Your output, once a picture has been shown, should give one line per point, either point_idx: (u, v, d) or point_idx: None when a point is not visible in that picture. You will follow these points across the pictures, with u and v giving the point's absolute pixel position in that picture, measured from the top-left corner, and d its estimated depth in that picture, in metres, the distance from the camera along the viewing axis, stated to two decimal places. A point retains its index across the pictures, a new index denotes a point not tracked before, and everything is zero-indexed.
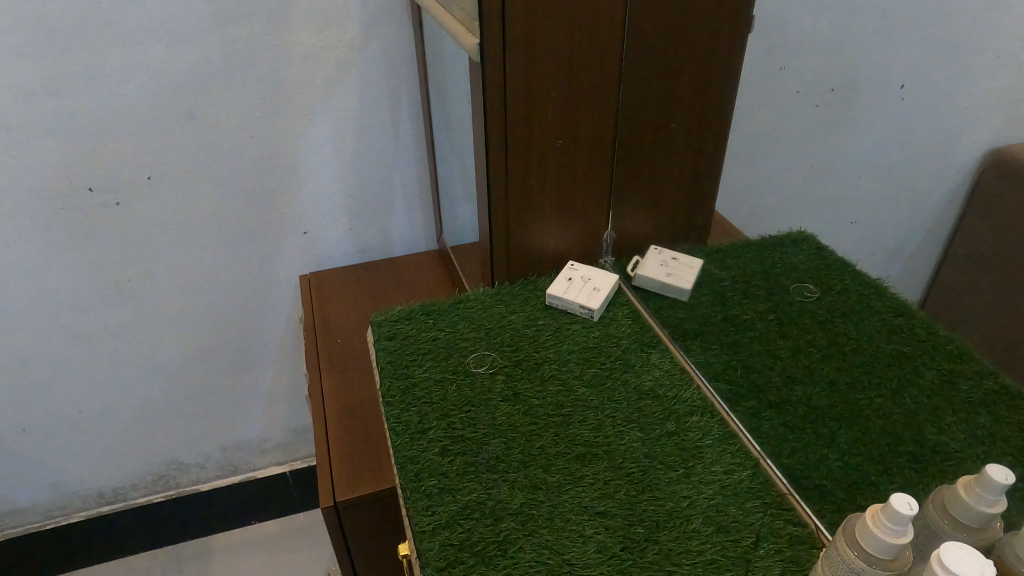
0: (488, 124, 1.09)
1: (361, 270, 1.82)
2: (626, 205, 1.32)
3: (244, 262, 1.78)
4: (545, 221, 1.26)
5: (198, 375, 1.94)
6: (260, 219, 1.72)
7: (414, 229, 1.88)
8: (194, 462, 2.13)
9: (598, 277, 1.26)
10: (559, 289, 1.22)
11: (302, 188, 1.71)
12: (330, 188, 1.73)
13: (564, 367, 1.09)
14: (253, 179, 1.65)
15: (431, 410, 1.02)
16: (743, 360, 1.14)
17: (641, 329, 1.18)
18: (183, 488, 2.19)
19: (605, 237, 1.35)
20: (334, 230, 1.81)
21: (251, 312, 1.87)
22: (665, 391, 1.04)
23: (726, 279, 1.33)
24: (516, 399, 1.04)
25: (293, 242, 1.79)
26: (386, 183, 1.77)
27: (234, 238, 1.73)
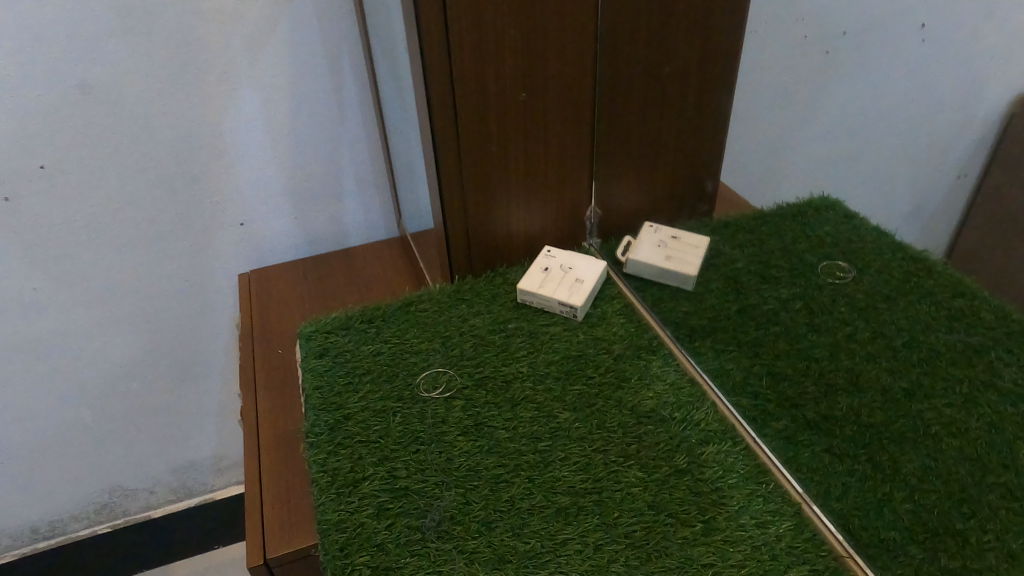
0: (427, 74, 0.82)
1: (310, 271, 1.53)
2: (615, 174, 1.05)
3: (172, 263, 1.51)
4: (513, 199, 0.99)
5: (132, 394, 1.69)
6: (185, 214, 1.45)
7: (370, 216, 1.62)
8: (138, 488, 1.89)
9: (583, 265, 1.00)
10: (533, 283, 0.97)
11: (232, 174, 1.44)
12: (266, 171, 1.46)
13: (541, 387, 0.85)
14: (169, 164, 1.38)
15: (368, 456, 0.78)
16: (769, 360, 0.88)
17: (636, 328, 0.93)
18: (130, 517, 1.94)
19: (590, 215, 1.08)
20: (275, 220, 1.54)
21: (189, 318, 1.62)
22: (672, 414, 0.80)
23: (740, 261, 1.06)
24: (479, 436, 0.79)
25: (229, 237, 1.53)
26: (331, 163, 1.50)
27: (155, 236, 1.47)
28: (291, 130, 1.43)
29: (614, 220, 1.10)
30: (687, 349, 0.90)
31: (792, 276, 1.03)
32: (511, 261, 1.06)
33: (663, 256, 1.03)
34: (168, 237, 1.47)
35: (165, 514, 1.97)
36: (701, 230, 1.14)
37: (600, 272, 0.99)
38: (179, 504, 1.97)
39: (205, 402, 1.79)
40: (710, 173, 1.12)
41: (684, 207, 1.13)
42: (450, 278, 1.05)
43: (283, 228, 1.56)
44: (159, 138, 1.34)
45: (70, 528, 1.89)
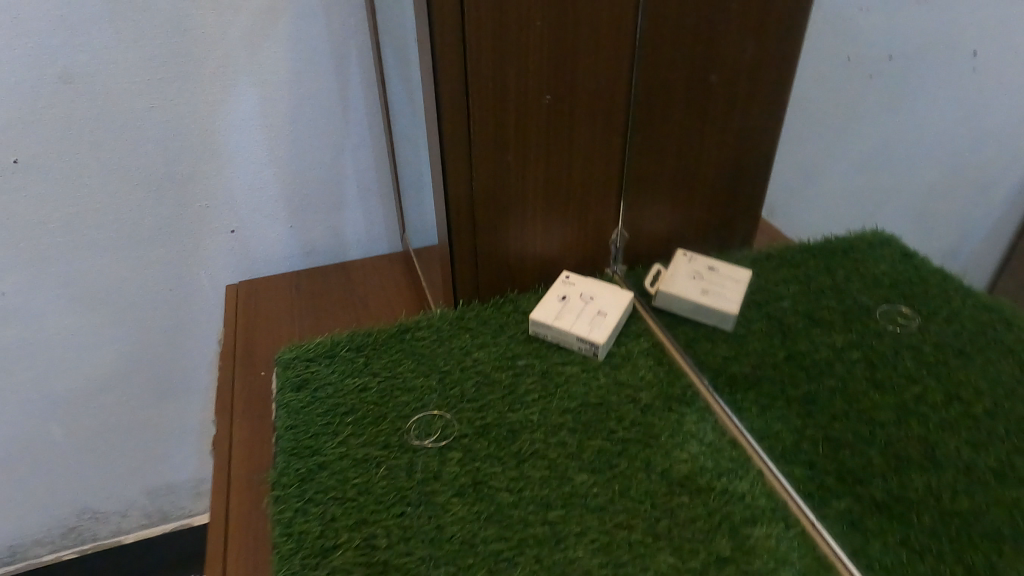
0: (438, 67, 0.70)
1: (304, 288, 1.29)
2: (646, 194, 0.91)
3: (156, 267, 1.27)
4: (529, 217, 0.87)
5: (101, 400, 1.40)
6: (168, 211, 1.21)
7: (372, 229, 1.39)
8: (108, 511, 1.59)
9: (605, 295, 0.87)
10: (547, 314, 0.84)
11: (226, 174, 1.21)
12: (262, 172, 1.23)
13: (553, 441, 0.71)
14: (151, 153, 1.14)
15: (342, 519, 0.65)
16: (825, 422, 0.74)
17: (666, 374, 0.79)
18: (94, 542, 1.63)
19: (614, 240, 0.94)
20: (270, 228, 1.31)
21: (173, 327, 1.37)
22: (709, 483, 0.67)
23: (786, 302, 0.92)
24: (477, 500, 0.66)
25: (219, 243, 1.29)
26: (334, 170, 1.29)
27: (135, 228, 1.21)
28: (293, 125, 1.20)
29: (642, 246, 0.96)
30: (727, 403, 0.76)
31: (846, 321, 0.89)
32: (522, 287, 0.93)
33: (698, 290, 0.90)
34: (151, 237, 1.23)
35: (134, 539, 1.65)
36: (740, 260, 0.98)
37: (626, 305, 0.86)
38: (150, 530, 1.65)
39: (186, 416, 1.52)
40: (752, 199, 0.98)
41: (723, 237, 0.99)
42: (452, 303, 0.92)
43: (278, 236, 1.33)
44: (140, 119, 1.10)
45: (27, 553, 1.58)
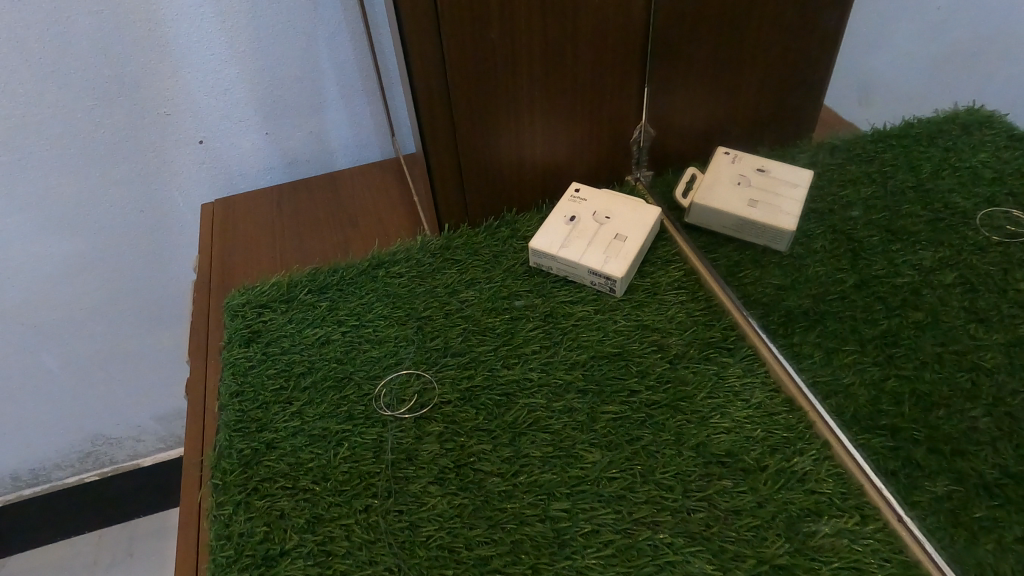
0: None
1: (287, 204, 0.94)
2: (676, 76, 0.70)
3: (115, 188, 0.92)
4: (524, 114, 0.67)
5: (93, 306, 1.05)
6: (106, 118, 0.86)
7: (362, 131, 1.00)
8: (121, 437, 1.28)
9: (625, 214, 0.69)
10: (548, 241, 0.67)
11: (172, 67, 0.84)
12: (219, 66, 0.87)
13: (557, 408, 0.56)
14: (61, 43, 0.79)
15: (292, 517, 0.52)
16: (913, 372, 0.56)
17: (702, 313, 0.63)
18: (113, 466, 1.33)
19: (636, 138, 0.74)
20: (243, 136, 0.94)
21: (160, 238, 1.00)
22: (759, 460, 0.52)
23: (856, 211, 0.73)
24: (461, 488, 0.52)
25: (184, 159, 0.94)
26: (310, 59, 0.90)
27: (77, 137, 0.86)
28: None
29: (671, 145, 0.76)
30: (783, 350, 0.60)
31: (935, 231, 0.69)
32: (521, 202, 0.75)
33: (743, 201, 0.71)
34: (99, 154, 0.89)
35: (153, 463, 1.34)
36: (794, 158, 0.78)
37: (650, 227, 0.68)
38: (171, 453, 1.35)
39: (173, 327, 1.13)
40: (816, 77, 0.75)
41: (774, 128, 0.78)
42: (437, 227, 0.74)
43: (255, 148, 0.96)
44: None
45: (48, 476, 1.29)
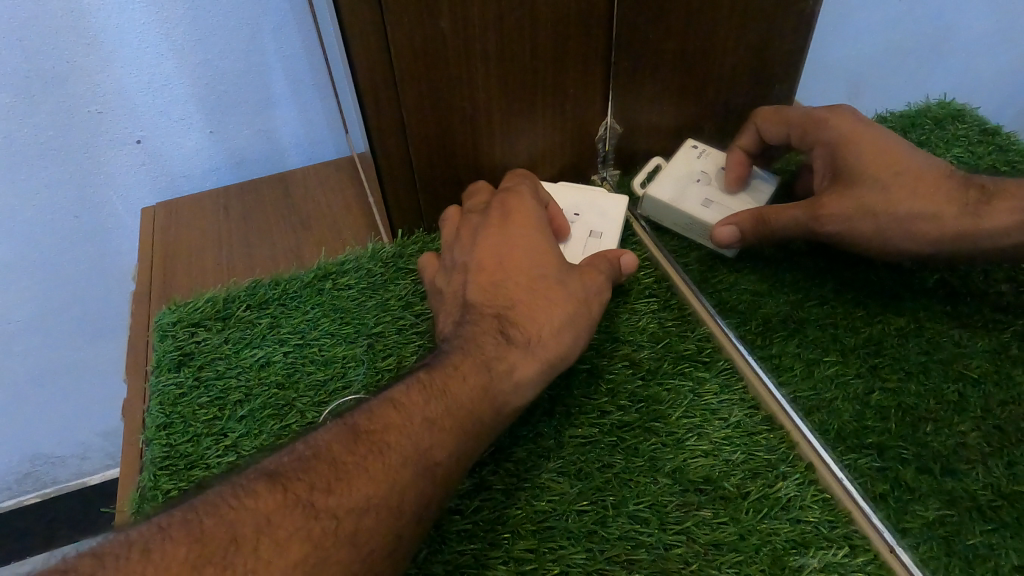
0: None
1: (234, 203, 0.85)
2: (643, 70, 0.66)
3: (40, 191, 0.84)
4: (482, 112, 0.62)
5: (19, 315, 0.95)
6: (26, 113, 0.77)
7: (313, 130, 0.91)
8: (63, 456, 1.17)
9: (598, 211, 0.65)
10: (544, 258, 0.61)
11: (98, 59, 0.77)
12: (153, 58, 0.78)
13: (522, 434, 0.52)
14: None
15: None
16: (898, 385, 0.53)
17: (675, 324, 0.59)
18: (55, 487, 1.21)
19: (602, 136, 0.70)
20: (183, 135, 0.86)
21: (90, 245, 0.91)
22: (739, 487, 0.48)
23: None
24: None
25: (117, 160, 0.85)
26: (253, 52, 0.82)
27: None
28: None
29: (640, 142, 0.72)
30: (761, 363, 0.56)
31: None
32: None
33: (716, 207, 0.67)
34: (23, 154, 0.80)
35: (99, 482, 1.23)
36: None
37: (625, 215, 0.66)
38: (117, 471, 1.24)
39: (111, 338, 1.03)
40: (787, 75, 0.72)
41: None
42: (391, 233, 0.69)
43: (198, 150, 0.88)
44: None
45: None
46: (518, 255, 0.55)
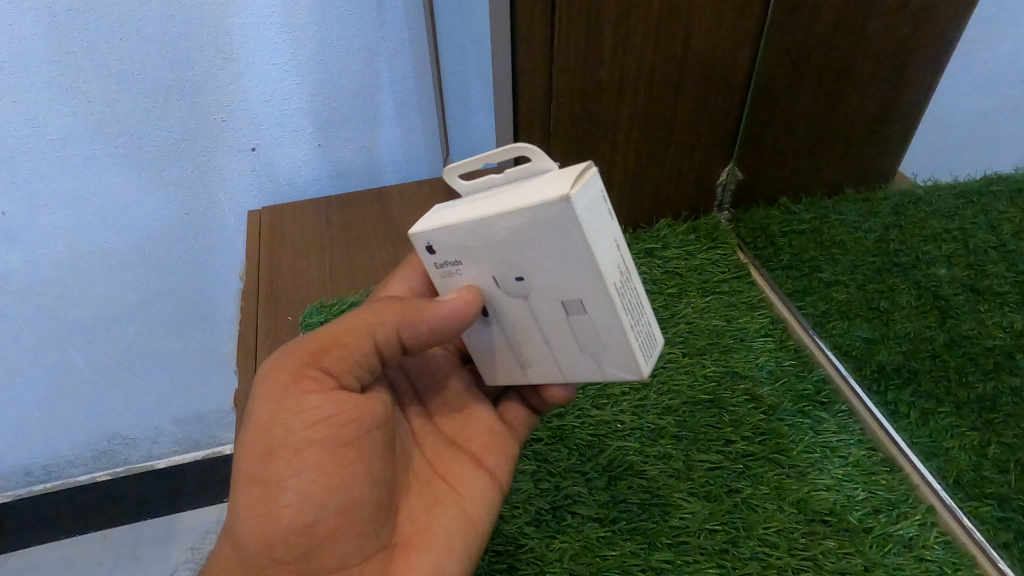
0: None
1: (336, 211, 0.82)
2: (767, 125, 0.71)
3: (155, 195, 0.79)
4: (620, 151, 0.66)
5: (112, 282, 0.85)
6: (148, 119, 0.73)
7: (413, 152, 0.85)
8: (137, 437, 1.04)
9: (555, 273, 0.33)
10: (489, 356, 0.41)
11: (232, 73, 0.73)
12: (278, 75, 0.74)
13: (653, 454, 0.56)
14: (124, 42, 0.68)
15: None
16: (1015, 441, 0.57)
17: (792, 364, 0.63)
18: (126, 466, 1.08)
19: (723, 181, 0.73)
20: (294, 147, 0.81)
21: (190, 241, 0.84)
22: (863, 522, 0.51)
23: (942, 269, 0.72)
24: (559, 531, 0.51)
25: (229, 170, 0.80)
26: (372, 74, 0.77)
27: (112, 133, 0.73)
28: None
29: (757, 188, 0.76)
30: (878, 407, 0.59)
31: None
32: None
33: None
34: (143, 159, 0.76)
35: (167, 467, 1.09)
36: (879, 209, 0.78)
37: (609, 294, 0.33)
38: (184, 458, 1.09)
39: (209, 312, 0.92)
40: (893, 140, 0.77)
41: (855, 179, 0.79)
42: None
43: (305, 161, 0.82)
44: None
45: (59, 476, 1.05)
46: (258, 480, 0.36)
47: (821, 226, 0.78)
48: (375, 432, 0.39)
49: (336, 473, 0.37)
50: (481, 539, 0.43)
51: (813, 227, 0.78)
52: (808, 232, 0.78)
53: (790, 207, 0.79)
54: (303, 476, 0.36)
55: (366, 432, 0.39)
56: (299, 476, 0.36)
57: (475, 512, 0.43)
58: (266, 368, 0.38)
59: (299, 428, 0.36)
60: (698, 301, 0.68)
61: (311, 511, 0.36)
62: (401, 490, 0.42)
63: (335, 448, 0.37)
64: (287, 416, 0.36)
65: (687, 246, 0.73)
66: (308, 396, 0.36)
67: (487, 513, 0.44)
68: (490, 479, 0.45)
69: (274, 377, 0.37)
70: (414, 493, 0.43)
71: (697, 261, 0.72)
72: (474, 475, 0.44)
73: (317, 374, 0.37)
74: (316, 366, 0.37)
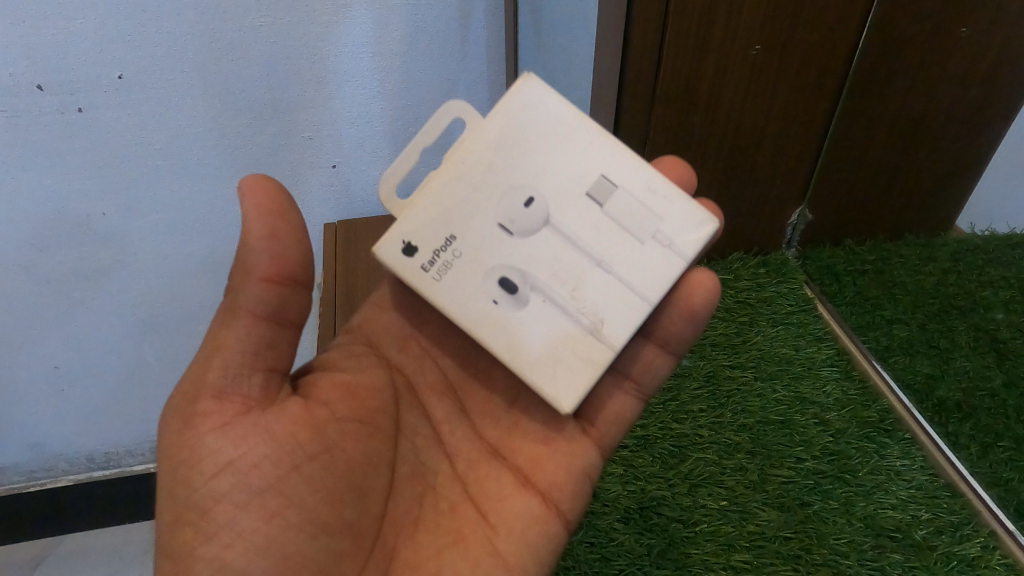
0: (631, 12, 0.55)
1: None
2: (839, 173, 0.77)
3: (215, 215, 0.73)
4: (700, 189, 0.73)
5: (161, 276, 0.76)
6: (236, 133, 0.69)
7: None
8: None
9: (565, 168, 0.42)
10: (552, 350, 0.40)
11: (323, 95, 0.69)
12: (367, 97, 0.71)
13: (730, 466, 0.61)
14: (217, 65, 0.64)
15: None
16: None
17: (857, 393, 0.68)
18: None
19: (794, 221, 0.79)
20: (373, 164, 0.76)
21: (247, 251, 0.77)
22: (927, 539, 0.56)
23: (999, 313, 0.79)
24: (646, 529, 0.57)
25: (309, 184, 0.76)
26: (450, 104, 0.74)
27: (197, 135, 0.68)
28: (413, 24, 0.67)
29: (824, 229, 0.82)
30: (941, 437, 0.64)
31: None
32: None
33: None
34: (208, 180, 0.71)
35: None
36: (939, 254, 0.84)
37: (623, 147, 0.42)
38: None
39: None
40: (954, 193, 0.82)
41: (915, 225, 0.84)
42: None
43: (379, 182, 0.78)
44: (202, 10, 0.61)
45: None
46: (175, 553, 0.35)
47: (883, 267, 0.84)
48: (308, 465, 0.36)
49: (255, 528, 0.35)
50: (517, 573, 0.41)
51: (876, 267, 0.84)
52: (871, 271, 0.83)
53: (855, 247, 0.84)
54: (218, 540, 0.34)
55: (282, 475, 0.36)
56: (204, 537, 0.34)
57: (513, 548, 0.42)
58: (164, 412, 0.37)
59: (201, 481, 0.35)
60: (767, 330, 0.74)
61: None
62: (407, 528, 0.41)
63: (251, 497, 0.35)
64: (188, 472, 0.35)
65: (757, 279, 0.79)
66: (204, 439, 0.35)
67: (532, 546, 0.42)
68: (541, 505, 0.43)
69: (173, 426, 0.36)
70: (424, 529, 0.41)
71: (767, 293, 0.78)
72: (518, 500, 0.43)
73: (208, 406, 0.36)
74: (204, 400, 0.36)
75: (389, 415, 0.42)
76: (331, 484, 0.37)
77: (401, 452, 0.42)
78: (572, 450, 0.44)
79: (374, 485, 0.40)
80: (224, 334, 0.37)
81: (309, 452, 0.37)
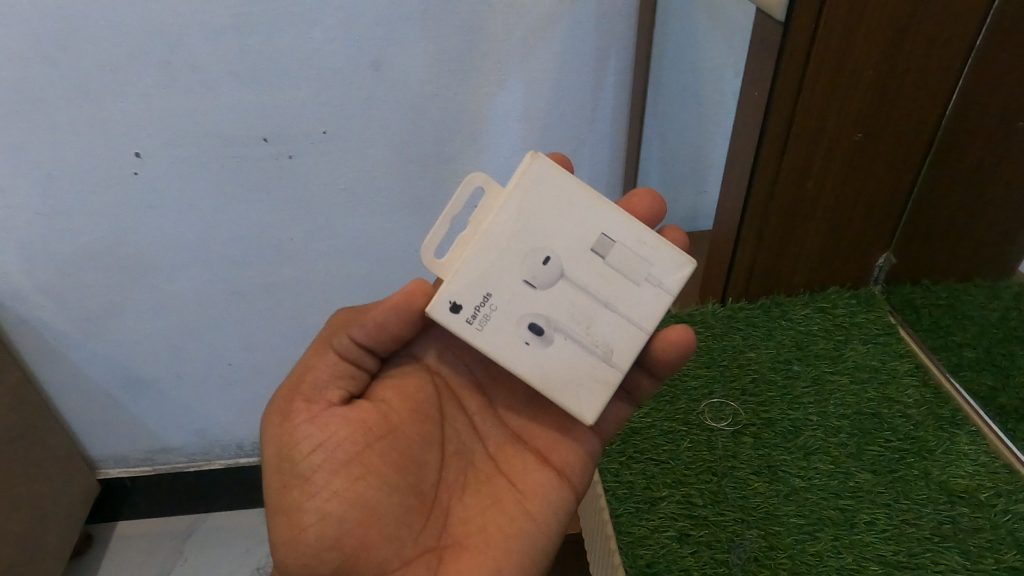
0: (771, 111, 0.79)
1: None
2: (917, 226, 0.97)
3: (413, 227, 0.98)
4: (807, 236, 0.94)
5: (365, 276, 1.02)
6: (438, 172, 0.92)
7: None
8: None
9: (569, 232, 0.56)
10: (573, 378, 0.56)
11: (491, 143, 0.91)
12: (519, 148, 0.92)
13: (835, 442, 0.82)
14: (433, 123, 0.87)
15: (678, 510, 0.76)
16: None
17: (934, 396, 0.88)
18: None
19: (881, 263, 1.00)
20: None
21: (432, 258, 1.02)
22: (988, 500, 0.76)
23: None
24: (773, 480, 0.78)
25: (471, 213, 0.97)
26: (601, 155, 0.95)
27: (380, 180, 0.92)
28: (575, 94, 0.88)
29: (904, 269, 1.02)
30: (1003, 431, 0.84)
31: None
32: (789, 295, 1.01)
33: None
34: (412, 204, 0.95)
35: None
36: (1002, 294, 1.04)
37: (612, 209, 0.57)
38: None
39: None
40: (1014, 245, 1.03)
41: (981, 269, 1.04)
42: (721, 298, 1.01)
43: None
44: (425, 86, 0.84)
45: None
46: (286, 507, 0.54)
47: (955, 303, 1.04)
48: (377, 444, 0.55)
49: (345, 489, 0.53)
50: (544, 525, 0.58)
51: (948, 303, 1.04)
52: (944, 305, 1.04)
53: (931, 286, 1.04)
54: (319, 498, 0.53)
55: (362, 450, 0.54)
56: (306, 498, 0.53)
57: (536, 503, 0.59)
58: (268, 422, 0.57)
59: (302, 459, 0.54)
60: (860, 347, 0.95)
61: (332, 528, 0.52)
62: (458, 492, 0.59)
63: (343, 465, 0.54)
64: (291, 452, 0.54)
65: (851, 307, 1.00)
66: (302, 428, 0.55)
67: (550, 506, 0.59)
68: (557, 476, 0.60)
69: (276, 424, 0.56)
70: (469, 493, 0.59)
71: (859, 318, 0.99)
72: (537, 473, 0.60)
73: (302, 406, 0.56)
74: (299, 403, 0.56)
75: (433, 406, 0.60)
76: (396, 457, 0.56)
77: (446, 435, 0.60)
78: (577, 440, 0.61)
79: (426, 457, 0.58)
80: (318, 362, 0.57)
81: (377, 433, 0.55)
